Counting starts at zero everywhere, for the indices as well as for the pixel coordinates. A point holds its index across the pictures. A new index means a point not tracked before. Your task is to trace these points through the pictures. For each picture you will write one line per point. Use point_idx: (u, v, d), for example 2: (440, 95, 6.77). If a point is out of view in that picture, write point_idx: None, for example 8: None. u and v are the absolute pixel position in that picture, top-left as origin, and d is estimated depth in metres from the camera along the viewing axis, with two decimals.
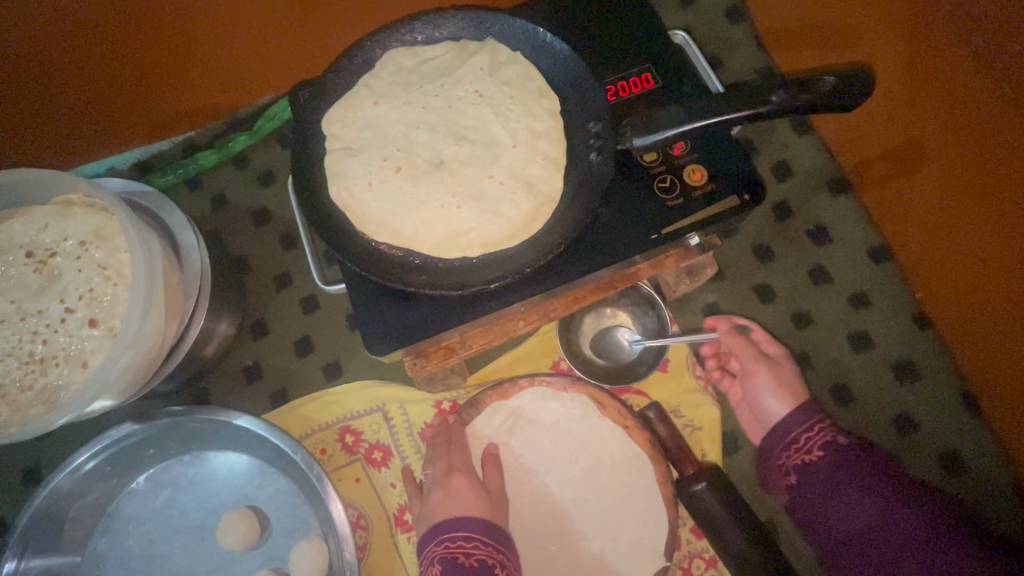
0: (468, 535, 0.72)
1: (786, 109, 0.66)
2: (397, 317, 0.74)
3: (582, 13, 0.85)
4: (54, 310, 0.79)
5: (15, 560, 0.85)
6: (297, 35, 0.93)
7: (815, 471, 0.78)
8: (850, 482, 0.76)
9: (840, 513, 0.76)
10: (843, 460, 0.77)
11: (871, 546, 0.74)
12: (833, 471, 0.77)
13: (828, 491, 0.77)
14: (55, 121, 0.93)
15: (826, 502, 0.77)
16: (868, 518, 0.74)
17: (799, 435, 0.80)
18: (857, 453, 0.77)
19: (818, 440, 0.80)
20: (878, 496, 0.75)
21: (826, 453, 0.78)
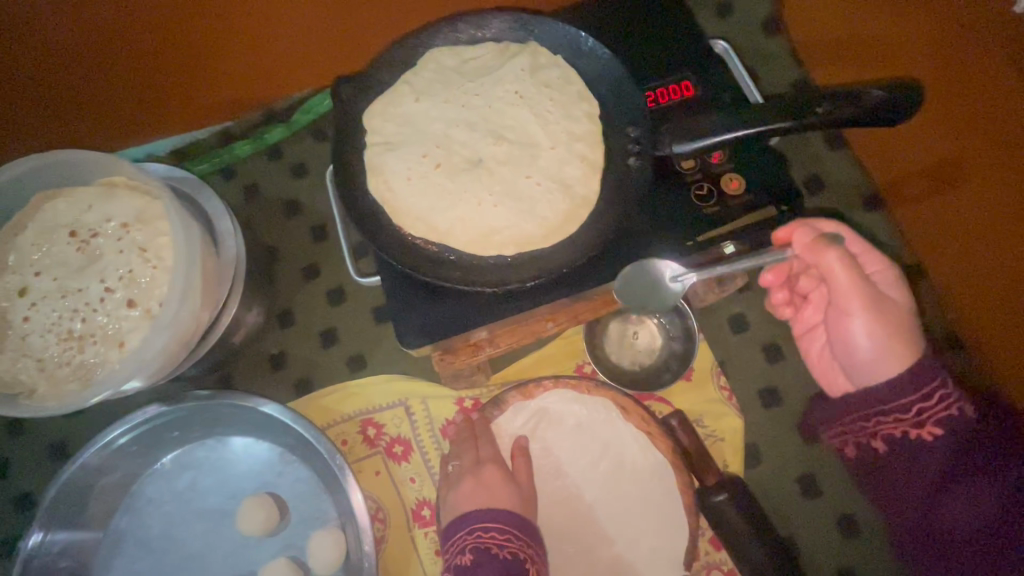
0: (501, 527, 0.74)
1: (830, 120, 0.67)
2: (430, 312, 0.74)
3: (625, 19, 0.85)
4: (94, 289, 0.80)
5: (43, 532, 0.87)
6: (339, 30, 0.95)
7: (913, 447, 0.66)
8: (948, 462, 0.64)
9: (922, 484, 0.66)
10: (948, 435, 0.64)
11: (958, 533, 0.64)
12: (945, 451, 0.64)
13: (912, 464, 0.66)
14: (101, 101, 0.95)
15: (927, 487, 0.65)
16: (958, 503, 0.64)
17: (893, 401, 0.65)
18: (967, 432, 0.64)
19: (936, 411, 0.64)
20: (985, 482, 0.63)
21: (925, 427, 0.65)
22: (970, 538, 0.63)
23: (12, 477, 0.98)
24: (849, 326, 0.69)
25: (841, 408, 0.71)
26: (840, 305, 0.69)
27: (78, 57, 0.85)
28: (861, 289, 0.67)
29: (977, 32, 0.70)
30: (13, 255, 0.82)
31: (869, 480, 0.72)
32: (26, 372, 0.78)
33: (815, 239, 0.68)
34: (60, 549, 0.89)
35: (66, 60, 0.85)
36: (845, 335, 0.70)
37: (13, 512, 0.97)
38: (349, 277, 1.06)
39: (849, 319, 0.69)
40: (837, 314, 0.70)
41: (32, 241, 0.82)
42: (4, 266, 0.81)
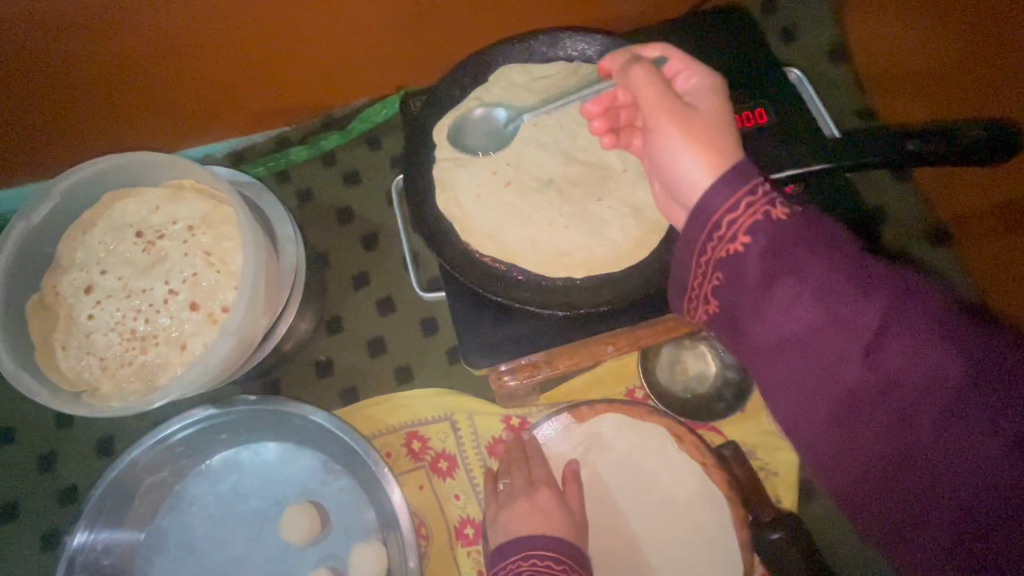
0: (557, 557, 0.72)
1: (922, 159, 0.67)
2: (495, 331, 0.74)
3: (695, 52, 0.87)
4: (158, 290, 0.81)
5: (87, 531, 0.87)
6: (405, 42, 0.95)
7: (745, 278, 0.52)
8: (835, 308, 0.48)
9: (795, 316, 0.49)
10: (788, 241, 0.50)
11: (821, 398, 0.49)
12: (791, 274, 0.49)
13: (784, 300, 0.50)
14: (168, 102, 0.96)
15: (795, 324, 0.50)
16: (826, 346, 0.48)
17: (735, 212, 0.52)
18: (870, 269, 0.48)
19: (752, 224, 0.51)
20: (849, 337, 0.47)
21: (774, 258, 0.50)
22: (880, 403, 0.47)
23: (60, 470, 0.99)
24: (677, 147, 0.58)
25: (691, 248, 0.57)
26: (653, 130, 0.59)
27: (153, 61, 0.86)
28: (709, 111, 0.59)
29: None
30: (81, 253, 0.83)
31: (743, 353, 0.56)
32: (89, 370, 0.78)
33: (631, 56, 0.63)
34: (102, 548, 0.90)
35: (142, 63, 0.86)
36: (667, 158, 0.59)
37: (58, 505, 0.97)
38: (399, 287, 1.06)
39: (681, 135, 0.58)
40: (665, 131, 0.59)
41: (101, 239, 0.83)
42: (71, 263, 0.83)
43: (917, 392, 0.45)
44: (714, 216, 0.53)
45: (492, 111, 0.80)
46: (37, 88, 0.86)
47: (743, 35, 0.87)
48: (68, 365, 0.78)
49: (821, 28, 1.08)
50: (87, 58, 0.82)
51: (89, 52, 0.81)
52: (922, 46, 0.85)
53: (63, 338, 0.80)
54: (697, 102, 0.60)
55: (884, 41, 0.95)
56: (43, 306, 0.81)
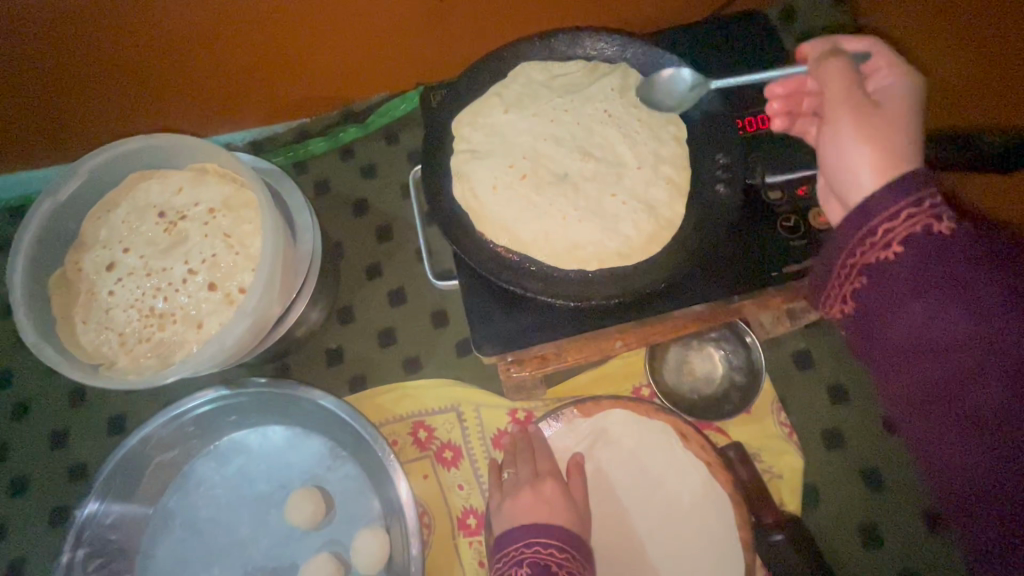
0: (558, 546, 0.71)
1: (945, 164, 0.77)
2: (507, 321, 0.76)
3: (713, 55, 0.89)
4: (177, 269, 0.82)
5: (98, 502, 0.89)
6: (426, 38, 0.97)
7: (894, 286, 0.51)
8: (978, 321, 0.47)
9: (937, 323, 0.49)
10: (927, 257, 0.49)
11: (949, 413, 0.49)
12: (944, 287, 0.49)
13: (931, 311, 0.49)
14: (193, 89, 0.99)
15: (931, 335, 0.49)
16: (975, 364, 0.47)
17: (899, 218, 0.51)
18: (1022, 293, 0.47)
19: (903, 230, 0.51)
20: (1009, 360, 0.46)
21: (928, 265, 0.49)
22: (1003, 421, 0.46)
23: (71, 446, 1.00)
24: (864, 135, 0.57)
25: (834, 242, 0.56)
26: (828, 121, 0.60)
27: (181, 50, 0.88)
28: (896, 105, 0.59)
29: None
30: (104, 231, 0.85)
31: (867, 357, 0.56)
32: (108, 345, 0.80)
33: (827, 47, 0.65)
34: (110, 523, 0.91)
35: (170, 51, 0.88)
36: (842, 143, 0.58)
37: (68, 479, 0.99)
38: (411, 278, 1.07)
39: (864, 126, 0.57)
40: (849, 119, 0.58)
41: (124, 218, 0.85)
42: (95, 241, 0.85)
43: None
44: (882, 213, 0.52)
45: (677, 74, 0.78)
46: (68, 70, 0.88)
47: (761, 39, 0.89)
48: (87, 339, 0.80)
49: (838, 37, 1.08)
50: (118, 43, 0.85)
51: (120, 38, 0.84)
52: (939, 54, 0.85)
53: (84, 313, 0.81)
54: (886, 102, 0.60)
55: (899, 50, 0.95)
56: (66, 280, 0.83)
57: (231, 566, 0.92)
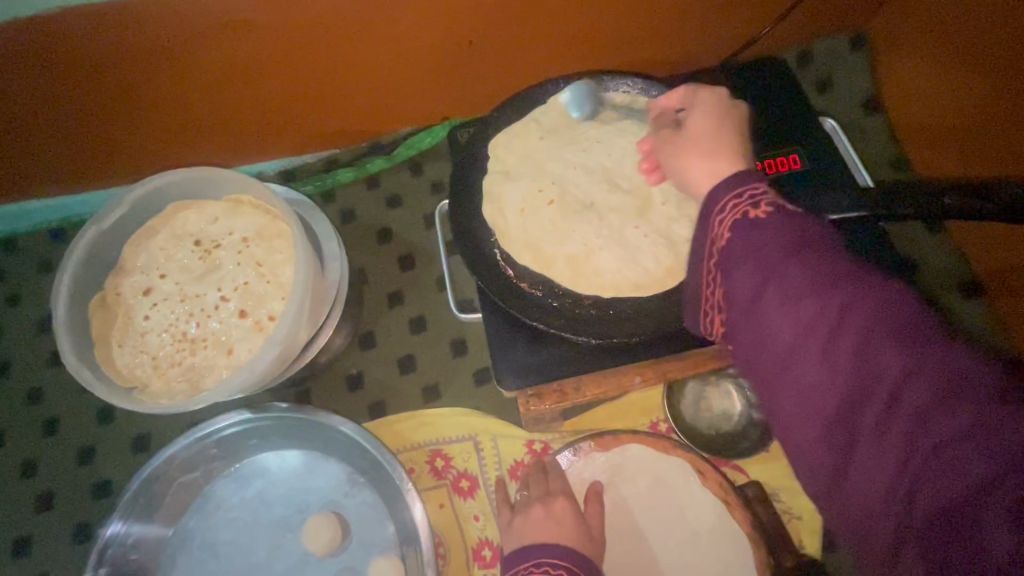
0: (567, 567, 0.74)
1: (954, 213, 0.68)
2: (528, 356, 0.78)
3: (733, 97, 0.91)
4: (210, 296, 0.85)
5: (121, 522, 0.91)
6: (455, 78, 1.01)
7: (729, 265, 0.53)
8: (799, 301, 0.48)
9: (772, 314, 0.50)
10: (752, 242, 0.51)
11: (800, 390, 0.48)
12: (757, 256, 0.51)
13: (762, 301, 0.50)
14: (232, 120, 1.04)
15: (764, 312, 0.50)
16: (807, 353, 0.48)
17: (724, 214, 0.54)
18: (833, 270, 0.48)
19: (732, 217, 0.53)
20: (834, 343, 0.46)
21: (749, 257, 0.51)
22: (846, 404, 0.45)
23: (97, 463, 1.03)
24: (688, 162, 0.61)
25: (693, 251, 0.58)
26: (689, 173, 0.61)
27: (225, 81, 0.93)
28: (705, 121, 0.63)
29: None
30: (143, 257, 0.89)
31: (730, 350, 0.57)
32: (141, 368, 0.83)
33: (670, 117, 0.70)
34: (132, 543, 0.93)
35: (215, 82, 0.93)
36: (684, 171, 0.62)
37: (92, 497, 1.01)
38: (432, 307, 1.09)
39: (685, 146, 0.62)
40: (675, 145, 0.64)
41: (162, 246, 0.89)
42: (133, 266, 0.88)
43: (870, 394, 0.44)
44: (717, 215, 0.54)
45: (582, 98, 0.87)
46: (118, 101, 0.94)
47: (780, 82, 0.91)
48: (123, 361, 0.83)
49: (857, 77, 1.09)
50: (166, 75, 0.90)
51: (168, 71, 0.89)
52: (981, 93, 0.86)
53: (120, 336, 0.85)
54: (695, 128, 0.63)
55: (927, 92, 0.97)
56: (104, 304, 0.86)
57: None
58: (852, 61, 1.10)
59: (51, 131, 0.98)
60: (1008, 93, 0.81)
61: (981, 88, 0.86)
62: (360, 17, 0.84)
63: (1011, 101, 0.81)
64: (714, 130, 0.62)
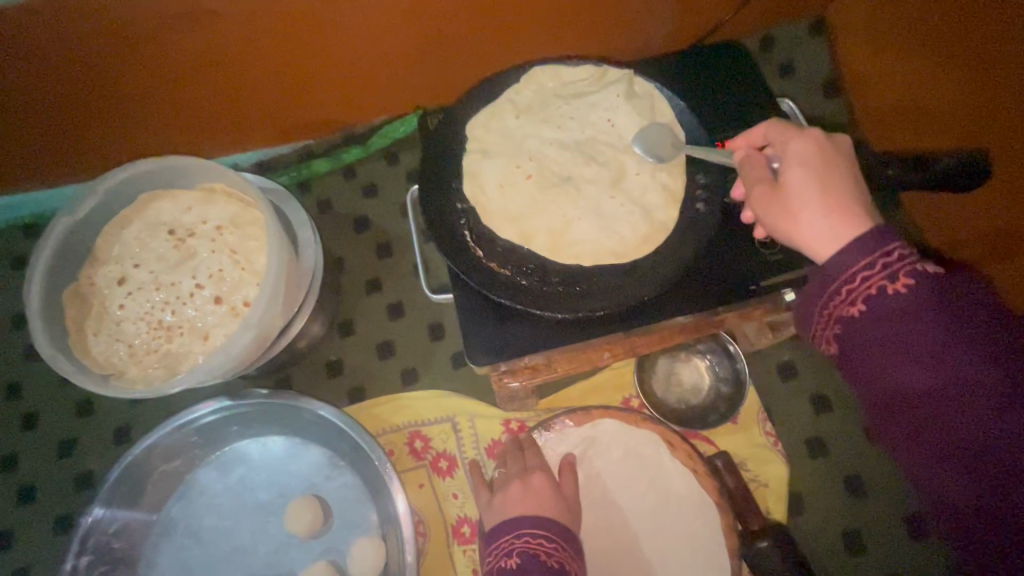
0: (547, 535, 0.75)
1: (897, 182, 0.72)
2: (497, 333, 0.80)
3: (695, 80, 0.94)
4: (186, 283, 0.86)
5: (104, 508, 0.92)
6: (427, 67, 1.03)
7: (861, 326, 0.55)
8: (956, 372, 0.51)
9: (922, 373, 0.52)
10: (895, 307, 0.53)
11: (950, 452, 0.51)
12: (887, 320, 0.53)
13: (901, 359, 0.53)
14: (205, 113, 1.04)
15: (899, 372, 0.53)
16: (959, 410, 0.51)
17: (855, 279, 0.55)
18: (995, 348, 0.51)
19: (873, 277, 0.55)
20: (982, 403, 0.50)
21: (888, 318, 0.53)
22: (1001, 469, 0.49)
23: (77, 455, 1.03)
24: (806, 220, 0.60)
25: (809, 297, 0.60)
26: (809, 221, 0.60)
27: (195, 73, 0.94)
28: (803, 176, 0.62)
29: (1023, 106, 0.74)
30: (117, 247, 0.89)
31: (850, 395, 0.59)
32: (118, 355, 0.84)
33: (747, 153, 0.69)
34: (115, 530, 0.94)
35: (184, 74, 0.93)
36: (792, 223, 0.61)
37: (73, 488, 1.01)
38: (409, 293, 1.11)
39: (791, 206, 0.61)
40: (772, 203, 0.63)
41: (137, 236, 0.90)
42: (108, 256, 0.89)
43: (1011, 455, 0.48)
44: (847, 272, 0.56)
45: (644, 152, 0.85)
46: (88, 94, 0.94)
47: (741, 65, 0.94)
48: (99, 349, 0.84)
49: (818, 62, 1.13)
50: (137, 68, 0.90)
51: (138, 63, 0.89)
52: (925, 73, 0.89)
53: (96, 325, 0.85)
54: (794, 171, 0.63)
55: (880, 75, 1.00)
56: (79, 294, 0.87)
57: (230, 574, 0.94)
58: (814, 47, 1.13)
59: (22, 126, 0.98)
60: (946, 73, 0.85)
61: (924, 69, 0.90)
62: (328, 7, 0.85)
63: (949, 81, 0.85)
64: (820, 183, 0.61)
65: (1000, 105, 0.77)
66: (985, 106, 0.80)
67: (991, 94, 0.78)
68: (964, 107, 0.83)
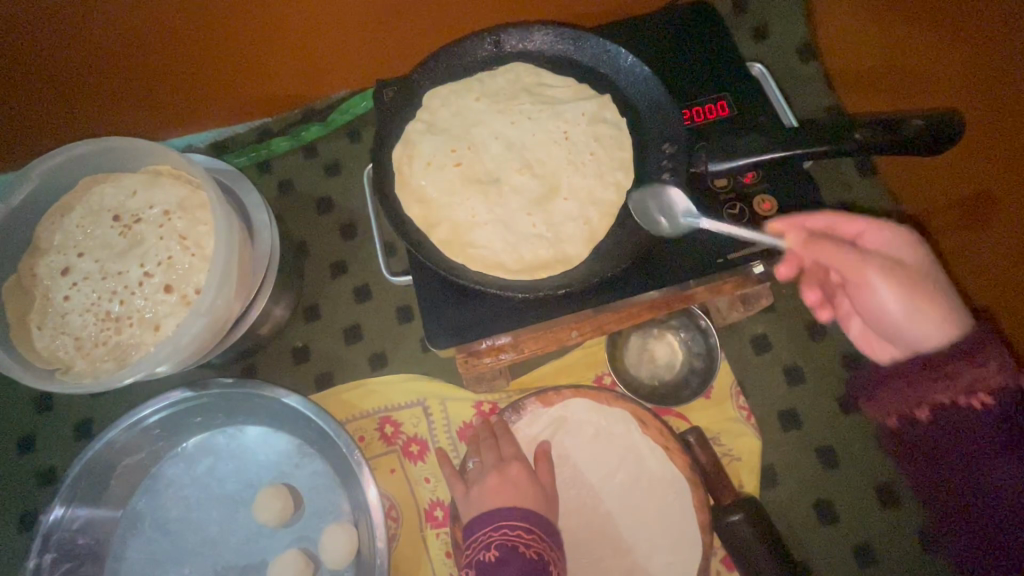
0: (527, 527, 0.75)
1: (866, 147, 0.70)
2: (459, 315, 0.78)
3: (662, 44, 0.90)
4: (133, 272, 0.82)
5: (65, 506, 0.90)
6: (383, 39, 0.98)
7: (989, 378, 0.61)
8: None
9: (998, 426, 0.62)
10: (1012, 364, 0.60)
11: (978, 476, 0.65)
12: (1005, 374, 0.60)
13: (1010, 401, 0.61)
14: (150, 93, 0.98)
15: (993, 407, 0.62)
16: (944, 445, 0.66)
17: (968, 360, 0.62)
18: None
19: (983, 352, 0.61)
20: (971, 440, 0.64)
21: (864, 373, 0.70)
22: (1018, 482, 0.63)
23: (37, 451, 1.00)
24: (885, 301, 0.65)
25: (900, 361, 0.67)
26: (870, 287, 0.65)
27: (132, 49, 0.88)
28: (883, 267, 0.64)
29: (987, 66, 0.72)
30: (59, 235, 0.85)
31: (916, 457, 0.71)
32: (64, 349, 0.80)
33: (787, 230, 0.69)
34: (78, 527, 0.92)
35: (121, 50, 0.87)
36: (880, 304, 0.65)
37: (35, 485, 0.99)
38: (375, 276, 1.07)
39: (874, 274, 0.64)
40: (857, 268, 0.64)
41: (79, 223, 0.85)
42: (49, 246, 0.84)
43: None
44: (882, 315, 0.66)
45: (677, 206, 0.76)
46: (18, 76, 0.88)
47: (711, 27, 0.90)
48: (43, 344, 0.80)
49: (792, 27, 1.09)
50: (65, 43, 0.84)
51: (65, 38, 0.83)
52: (893, 35, 0.86)
53: (39, 318, 0.81)
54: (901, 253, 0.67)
55: (852, 37, 0.97)
56: (20, 287, 0.83)
57: (201, 566, 0.93)
58: (788, 8, 1.09)
59: None
60: (913, 35, 0.82)
61: (892, 30, 0.86)
62: None
63: (920, 36, 0.81)
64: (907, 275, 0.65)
65: (965, 67, 0.75)
66: (954, 67, 0.77)
67: (957, 54, 0.76)
68: (933, 67, 0.81)
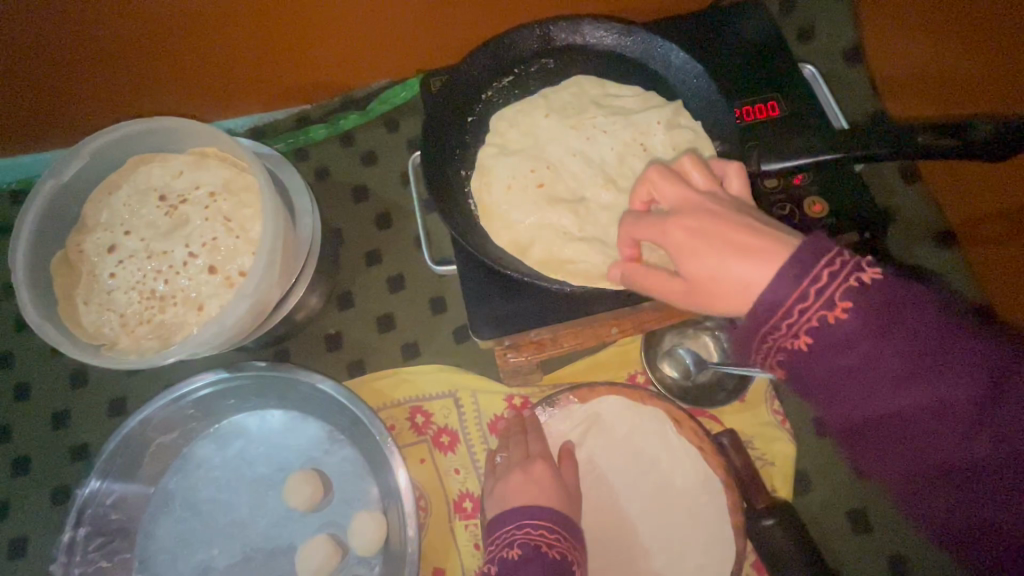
0: (550, 527, 0.75)
1: (924, 150, 0.70)
2: (501, 307, 0.78)
3: (713, 41, 0.89)
4: (178, 252, 0.83)
5: (100, 480, 0.92)
6: (430, 29, 0.99)
7: (816, 342, 0.50)
8: (918, 342, 0.48)
9: (877, 353, 0.49)
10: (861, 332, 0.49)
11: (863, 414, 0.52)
12: (854, 333, 0.49)
13: (872, 363, 0.49)
14: (195, 76, 0.99)
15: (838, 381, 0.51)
16: (928, 430, 0.49)
17: (807, 298, 0.50)
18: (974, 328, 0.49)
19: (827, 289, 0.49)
20: (911, 378, 0.48)
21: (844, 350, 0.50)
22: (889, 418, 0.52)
23: (72, 427, 1.01)
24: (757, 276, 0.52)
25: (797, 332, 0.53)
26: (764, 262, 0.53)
27: (185, 34, 0.89)
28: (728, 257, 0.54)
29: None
30: (106, 213, 0.86)
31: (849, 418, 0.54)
32: (108, 326, 0.81)
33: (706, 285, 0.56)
34: (111, 502, 0.94)
35: (174, 34, 0.89)
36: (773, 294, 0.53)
37: (69, 461, 1.00)
38: (409, 266, 1.07)
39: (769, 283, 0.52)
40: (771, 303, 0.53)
41: (126, 201, 0.86)
42: (96, 223, 0.85)
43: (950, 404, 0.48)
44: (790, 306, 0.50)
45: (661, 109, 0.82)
46: (71, 55, 0.89)
47: (762, 25, 0.89)
48: (89, 320, 0.81)
49: (839, 30, 1.08)
50: (120, 22, 0.85)
51: (120, 17, 0.84)
52: (931, 42, 0.86)
53: (85, 294, 0.82)
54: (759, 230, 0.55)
55: (895, 43, 0.96)
56: (68, 263, 0.84)
57: (229, 547, 0.93)
58: (835, 11, 1.08)
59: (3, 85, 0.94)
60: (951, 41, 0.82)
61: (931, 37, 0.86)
62: None
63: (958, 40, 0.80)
64: (711, 224, 0.55)
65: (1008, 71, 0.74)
66: (996, 72, 0.77)
67: (1000, 59, 0.75)
68: (973, 73, 0.80)
